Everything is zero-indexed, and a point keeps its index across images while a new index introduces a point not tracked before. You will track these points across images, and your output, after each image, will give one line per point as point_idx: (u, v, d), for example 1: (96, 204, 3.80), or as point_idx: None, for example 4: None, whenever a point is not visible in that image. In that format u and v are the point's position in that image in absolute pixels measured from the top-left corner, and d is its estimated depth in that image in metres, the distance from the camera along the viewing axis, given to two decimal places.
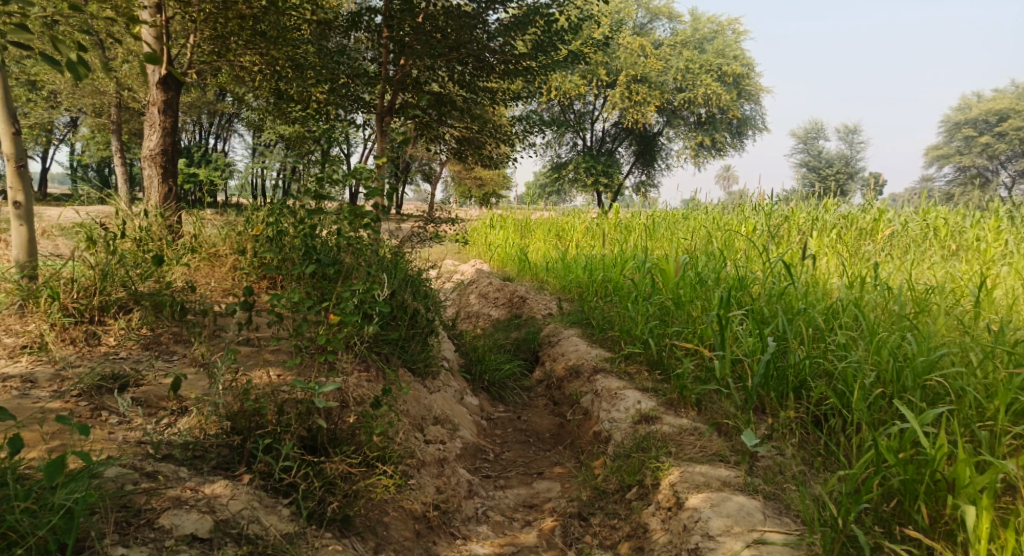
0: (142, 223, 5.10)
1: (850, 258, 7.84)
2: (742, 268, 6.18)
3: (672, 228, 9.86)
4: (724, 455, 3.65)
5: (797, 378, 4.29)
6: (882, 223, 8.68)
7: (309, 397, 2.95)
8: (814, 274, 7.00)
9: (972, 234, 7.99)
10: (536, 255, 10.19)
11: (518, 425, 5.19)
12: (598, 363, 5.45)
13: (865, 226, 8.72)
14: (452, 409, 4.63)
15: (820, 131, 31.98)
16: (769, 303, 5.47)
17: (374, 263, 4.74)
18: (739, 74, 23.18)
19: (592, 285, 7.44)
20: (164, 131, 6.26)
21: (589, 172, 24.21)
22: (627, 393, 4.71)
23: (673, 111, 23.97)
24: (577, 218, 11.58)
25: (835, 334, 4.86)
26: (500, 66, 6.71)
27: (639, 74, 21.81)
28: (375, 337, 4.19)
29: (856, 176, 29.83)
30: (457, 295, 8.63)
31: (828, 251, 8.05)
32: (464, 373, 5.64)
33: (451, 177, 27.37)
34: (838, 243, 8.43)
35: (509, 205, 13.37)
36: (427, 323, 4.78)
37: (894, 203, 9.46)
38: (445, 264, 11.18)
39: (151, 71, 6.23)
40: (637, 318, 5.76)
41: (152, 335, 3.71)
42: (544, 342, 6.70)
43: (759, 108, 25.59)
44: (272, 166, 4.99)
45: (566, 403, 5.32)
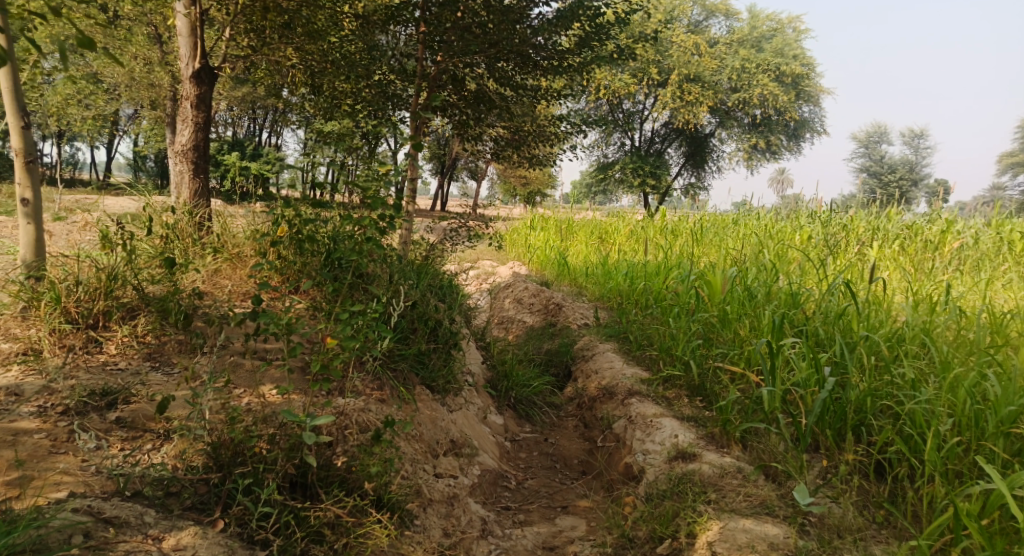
0: (167, 220, 4.93)
1: (915, 273, 7.24)
2: (795, 283, 5.70)
3: (721, 234, 9.34)
4: (770, 507, 3.25)
5: (856, 416, 3.87)
6: (951, 235, 8.03)
7: (302, 429, 2.69)
8: (875, 292, 6.46)
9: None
10: (576, 258, 9.80)
11: (544, 448, 4.85)
12: (634, 384, 5.06)
13: (931, 239, 8.08)
14: (472, 431, 4.33)
15: (883, 136, 30.64)
16: (827, 325, 5.00)
17: (397, 271, 4.46)
18: (798, 74, 22.24)
19: (632, 294, 7.04)
20: (196, 127, 6.07)
21: (637, 173, 23.64)
22: (663, 421, 4.33)
23: (727, 111, 23.18)
24: (621, 220, 11.15)
25: (899, 364, 4.39)
26: (544, 62, 6.34)
27: (692, 73, 21.14)
28: (391, 354, 3.91)
29: (920, 184, 28.47)
30: (492, 299, 8.29)
31: (889, 265, 7.46)
32: (490, 388, 5.31)
33: (496, 174, 27.08)
34: (900, 256, 7.84)
35: (552, 206, 13.00)
36: (451, 336, 4.46)
37: (963, 213, 8.78)
38: (482, 265, 10.85)
39: (185, 64, 5.99)
40: (679, 336, 5.35)
41: (155, 344, 3.48)
42: (578, 355, 6.32)
43: (818, 110, 24.51)
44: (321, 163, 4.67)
45: (597, 427, 4.96)
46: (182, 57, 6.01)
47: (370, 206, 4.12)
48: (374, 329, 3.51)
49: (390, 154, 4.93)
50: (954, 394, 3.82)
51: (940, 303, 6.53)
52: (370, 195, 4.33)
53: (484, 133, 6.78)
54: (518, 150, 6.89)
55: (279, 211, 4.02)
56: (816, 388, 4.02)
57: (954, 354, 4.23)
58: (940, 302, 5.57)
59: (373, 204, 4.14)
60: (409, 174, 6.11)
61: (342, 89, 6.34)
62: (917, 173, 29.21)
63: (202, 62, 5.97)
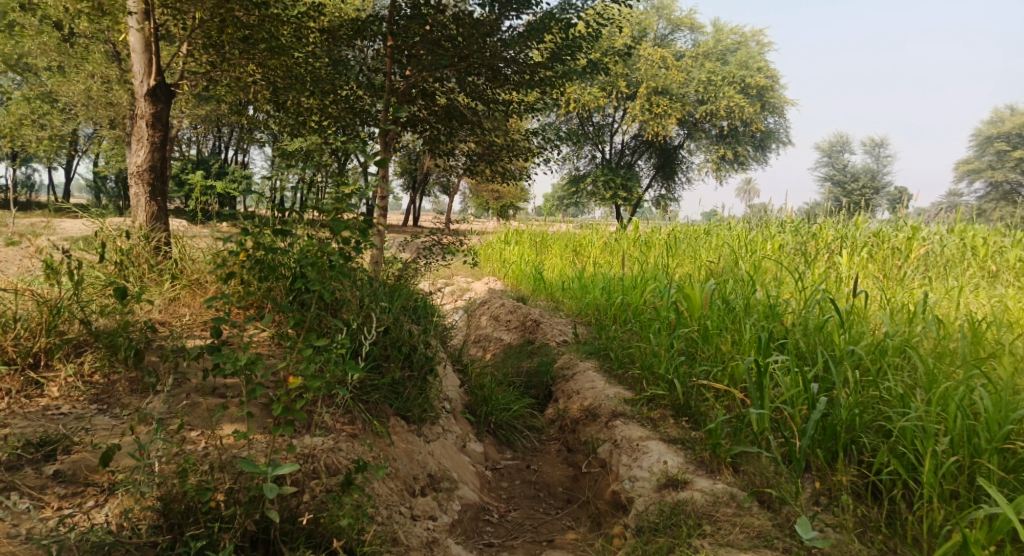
0: (123, 246, 4.65)
1: (887, 281, 7.22)
2: (773, 294, 5.61)
3: (694, 245, 9.25)
4: (769, 539, 3.17)
5: (847, 434, 3.74)
6: (917, 241, 8.06)
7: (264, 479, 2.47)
8: (851, 301, 6.40)
9: (1015, 254, 7.37)
10: (551, 272, 9.64)
11: (527, 476, 4.64)
12: (617, 405, 4.89)
13: (898, 245, 8.09)
14: (451, 462, 4.11)
15: (846, 145, 31.25)
16: (807, 338, 4.90)
17: (368, 294, 4.24)
18: (763, 86, 22.54)
19: (610, 309, 6.89)
20: (151, 146, 5.77)
21: (608, 185, 23.67)
22: (650, 445, 4.16)
23: (694, 123, 23.37)
24: (595, 233, 11.03)
25: (885, 377, 4.29)
26: (515, 76, 6.19)
27: (660, 86, 21.28)
28: (362, 385, 3.69)
29: (884, 190, 29.03)
30: (467, 317, 8.07)
31: (860, 273, 7.43)
32: (469, 413, 5.08)
33: (469, 188, 26.90)
34: (871, 263, 7.83)
35: (525, 219, 12.85)
36: (426, 362, 4.24)
37: (930, 219, 8.85)
38: (456, 282, 10.62)
39: (139, 81, 5.72)
40: (661, 353, 5.20)
41: (104, 383, 3.22)
42: (558, 374, 6.13)
43: (783, 120, 24.86)
44: (288, 182, 4.36)
45: (580, 452, 4.77)
46: (136, 74, 5.73)
47: (334, 230, 3.86)
48: (342, 361, 3.29)
49: (358, 172, 4.71)
50: (943, 409, 3.72)
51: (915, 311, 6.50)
52: (335, 216, 4.09)
53: (455, 148, 6.60)
54: (491, 165, 6.72)
55: (237, 234, 3.77)
56: (805, 407, 3.89)
57: (938, 366, 4.15)
58: (916, 310, 5.53)
59: (337, 226, 3.90)
60: (379, 191, 5.90)
61: (307, 106, 6.11)
62: (880, 180, 29.78)
63: (157, 79, 5.70)
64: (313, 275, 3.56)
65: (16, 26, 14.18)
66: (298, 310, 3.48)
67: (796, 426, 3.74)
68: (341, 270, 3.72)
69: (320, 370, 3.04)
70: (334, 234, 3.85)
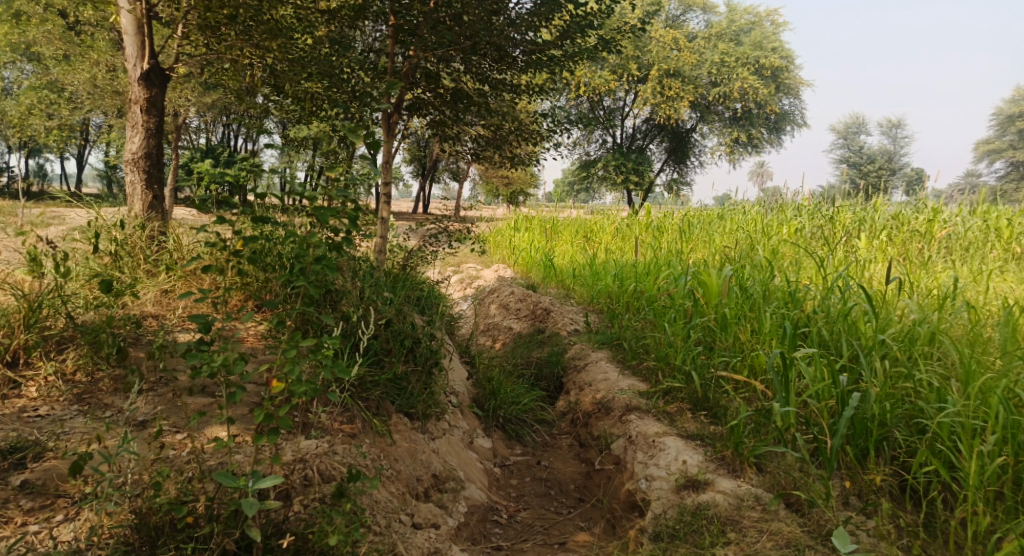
0: (116, 236, 4.46)
1: (910, 264, 6.92)
2: (793, 281, 5.35)
3: (708, 230, 8.96)
4: (799, 548, 2.95)
5: (878, 429, 3.54)
6: (938, 224, 7.72)
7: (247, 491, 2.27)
8: (872, 286, 6.13)
9: None
10: (562, 259, 9.40)
11: (537, 472, 4.43)
12: (631, 398, 4.66)
13: (918, 227, 7.76)
14: (457, 460, 3.91)
15: (862, 126, 30.67)
16: (829, 325, 4.65)
17: (367, 285, 4.03)
18: (778, 66, 22.04)
19: (622, 297, 6.65)
20: (147, 133, 5.56)
21: (619, 169, 23.31)
22: (666, 442, 3.94)
23: (707, 106, 22.91)
24: (607, 218, 10.77)
25: (915, 368, 4.05)
26: (523, 56, 5.90)
27: (672, 68, 20.85)
28: (361, 381, 3.49)
29: (900, 172, 28.45)
30: (476, 305, 7.85)
31: (881, 257, 7.14)
32: (477, 407, 4.87)
33: (478, 174, 26.59)
34: (891, 246, 7.54)
35: (536, 205, 12.59)
36: (430, 355, 4.04)
37: (950, 199, 8.51)
38: (466, 270, 10.40)
39: (132, 65, 5.48)
40: (676, 343, 4.96)
41: (88, 382, 3.03)
42: (569, 365, 5.91)
43: (798, 102, 24.33)
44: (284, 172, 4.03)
45: (593, 447, 4.55)
46: (129, 58, 5.49)
47: (323, 220, 3.64)
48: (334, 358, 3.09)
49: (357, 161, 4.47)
50: (982, 403, 3.48)
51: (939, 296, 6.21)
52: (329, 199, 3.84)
53: (462, 133, 6.36)
54: (498, 150, 6.47)
55: (227, 221, 3.57)
56: (831, 402, 3.66)
57: (973, 355, 3.90)
58: (941, 296, 5.26)
59: (326, 216, 3.67)
60: (382, 177, 5.71)
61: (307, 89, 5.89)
62: (896, 162, 29.17)
63: (151, 63, 5.47)
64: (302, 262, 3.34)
65: (21, 15, 14.07)
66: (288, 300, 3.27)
67: (823, 422, 3.51)
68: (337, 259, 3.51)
69: (316, 368, 2.84)
70: (328, 220, 3.64)
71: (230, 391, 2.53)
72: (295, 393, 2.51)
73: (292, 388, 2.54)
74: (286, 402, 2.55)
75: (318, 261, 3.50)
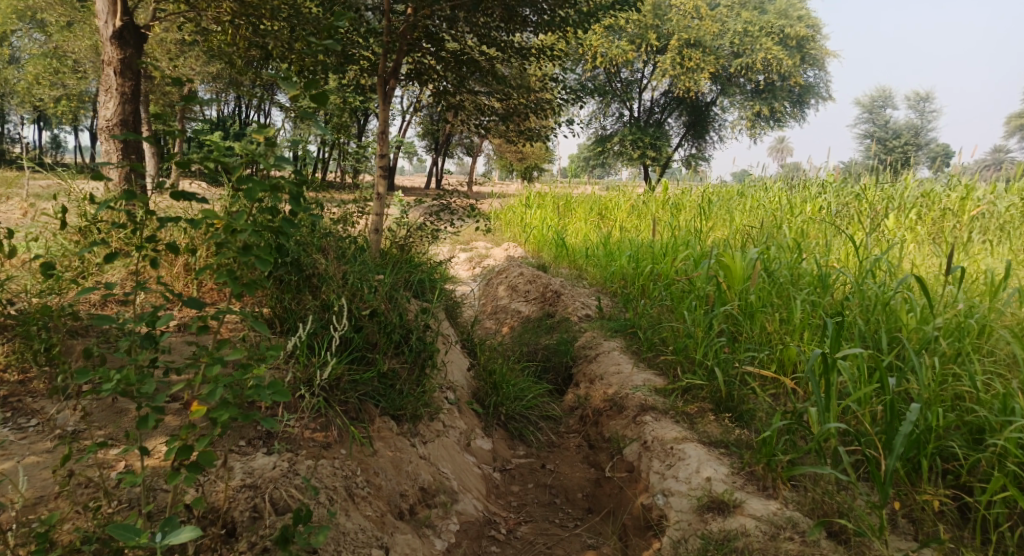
0: (79, 212, 4.02)
1: (946, 244, 6.39)
2: (825, 265, 4.85)
3: (728, 208, 8.42)
4: None
5: (933, 444, 3.07)
6: (972, 202, 7.10)
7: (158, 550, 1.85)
8: (908, 270, 5.61)
9: None
10: (574, 237, 8.90)
11: (541, 477, 4.01)
12: (647, 396, 4.22)
13: (950, 205, 7.16)
14: (451, 468, 3.49)
15: (888, 100, 29.62)
16: (867, 316, 4.16)
17: (351, 271, 3.57)
18: (804, 37, 21.13)
19: (637, 279, 6.18)
20: (121, 98, 5.17)
21: (636, 144, 22.59)
22: (687, 449, 3.50)
23: (728, 78, 22.05)
24: (622, 194, 10.25)
25: (969, 366, 3.58)
26: (535, 18, 5.32)
27: (692, 38, 20.01)
28: (339, 383, 3.05)
29: (927, 147, 27.44)
30: (484, 287, 7.41)
31: (915, 237, 6.61)
32: (477, 403, 4.43)
33: (491, 149, 25.94)
34: (925, 225, 6.99)
35: (549, 180, 12.06)
36: (421, 350, 3.59)
37: (985, 174, 7.88)
38: (475, 249, 9.94)
39: (103, 22, 5.05)
40: (697, 334, 4.49)
41: (20, 386, 2.63)
42: (580, 355, 5.46)
43: (823, 74, 23.40)
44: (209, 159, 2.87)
45: (605, 450, 4.11)
46: (100, 13, 5.05)
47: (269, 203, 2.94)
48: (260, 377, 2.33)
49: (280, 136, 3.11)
50: None
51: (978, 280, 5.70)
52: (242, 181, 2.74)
53: (467, 102, 5.84)
54: (506, 123, 5.95)
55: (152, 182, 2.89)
56: (882, 412, 3.16)
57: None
58: (986, 280, 4.76)
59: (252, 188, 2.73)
60: (379, 150, 5.21)
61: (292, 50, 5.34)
62: (923, 137, 28.17)
63: (123, 20, 5.03)
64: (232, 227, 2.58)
65: None
66: (225, 279, 2.56)
67: (874, 437, 3.02)
68: (283, 222, 2.79)
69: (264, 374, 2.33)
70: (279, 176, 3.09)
71: (148, 410, 2.11)
72: (225, 417, 2.09)
73: (227, 409, 2.10)
74: (221, 425, 2.13)
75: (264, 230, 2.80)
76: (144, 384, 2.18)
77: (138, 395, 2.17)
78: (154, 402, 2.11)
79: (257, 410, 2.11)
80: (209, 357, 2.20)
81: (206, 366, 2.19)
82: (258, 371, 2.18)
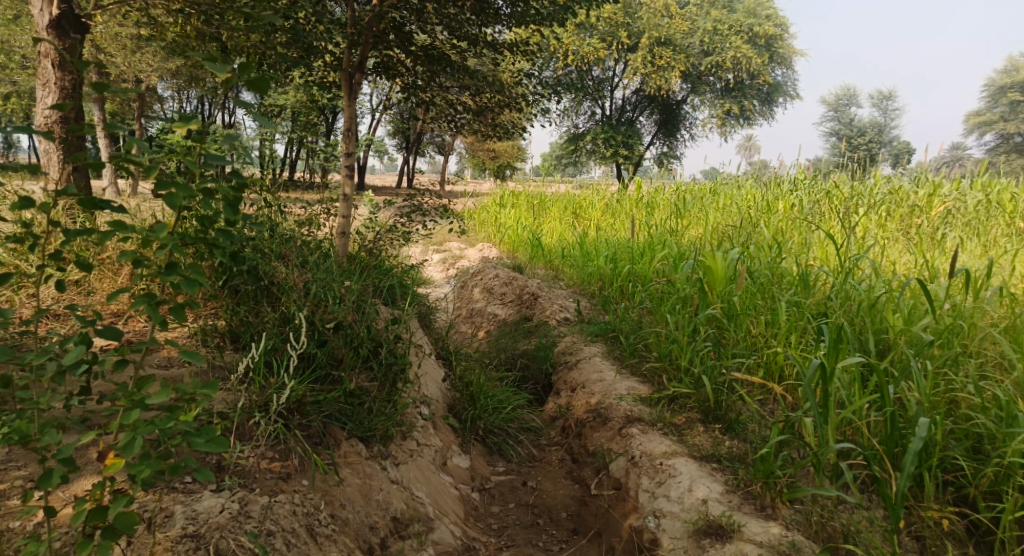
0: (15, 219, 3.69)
1: (923, 238, 6.30)
2: (806, 263, 4.70)
3: (703, 206, 8.28)
4: None
5: (937, 457, 2.91)
6: (940, 198, 7.01)
7: None
8: (886, 265, 5.50)
9: None
10: (549, 237, 8.68)
11: (523, 495, 3.77)
12: (632, 407, 4.01)
13: (917, 202, 7.05)
14: (427, 491, 3.24)
15: (853, 98, 30.01)
16: (852, 317, 4.00)
17: (314, 280, 3.28)
18: (772, 35, 21.25)
19: (615, 279, 5.97)
20: (62, 93, 4.97)
21: (608, 142, 22.51)
22: (677, 465, 3.33)
23: (698, 76, 22.08)
24: (596, 193, 10.07)
25: (963, 369, 3.43)
26: (508, 9, 5.05)
27: (663, 36, 19.97)
28: (300, 406, 2.78)
29: (892, 145, 27.88)
30: (458, 290, 7.15)
31: (890, 232, 6.52)
32: (453, 416, 4.18)
33: (463, 149, 25.64)
34: (898, 219, 6.92)
35: (523, 179, 11.83)
36: (392, 364, 3.32)
37: (952, 170, 7.86)
38: (449, 250, 9.68)
39: (39, 10, 4.83)
40: (680, 339, 4.28)
41: None
42: (559, 361, 5.22)
43: (791, 72, 23.58)
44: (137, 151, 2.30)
45: (589, 465, 3.90)
46: (35, 1, 4.82)
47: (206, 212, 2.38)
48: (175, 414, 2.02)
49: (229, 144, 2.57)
50: None
51: (955, 274, 5.62)
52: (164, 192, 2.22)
53: (439, 98, 5.57)
54: (480, 120, 5.69)
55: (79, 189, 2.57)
56: (884, 424, 2.99)
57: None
58: (967, 275, 4.64)
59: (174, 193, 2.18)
60: (345, 149, 4.92)
61: None
62: (887, 135, 28.61)
63: (61, 9, 4.80)
64: (154, 242, 2.12)
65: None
66: (147, 305, 2.14)
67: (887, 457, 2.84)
68: (218, 235, 2.34)
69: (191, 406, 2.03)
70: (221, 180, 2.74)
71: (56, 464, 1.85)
72: (146, 473, 1.86)
73: (149, 464, 1.86)
74: (144, 478, 1.86)
75: (195, 245, 2.36)
76: (44, 436, 1.90)
77: (42, 446, 1.90)
78: (60, 455, 1.86)
79: (186, 464, 1.87)
80: (128, 400, 1.94)
81: (124, 413, 1.93)
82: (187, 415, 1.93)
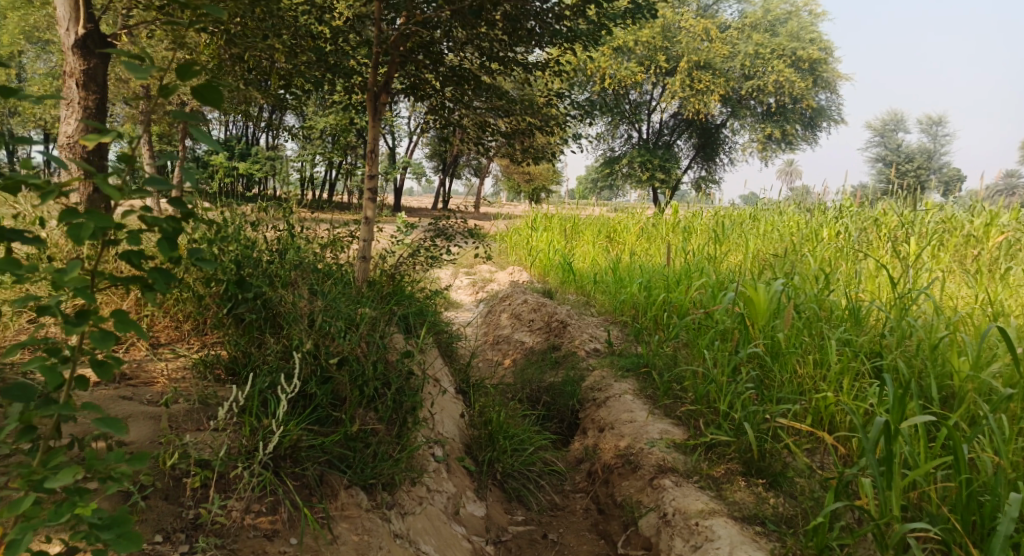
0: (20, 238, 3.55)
1: (983, 270, 5.81)
2: (858, 296, 4.29)
3: (743, 232, 7.87)
4: None
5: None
6: (998, 228, 6.50)
7: None
8: (945, 298, 5.04)
9: None
10: (581, 261, 8.36)
11: (541, 549, 3.44)
12: (665, 454, 3.66)
13: (972, 232, 6.54)
14: (435, 545, 2.93)
15: (900, 122, 29.11)
16: (911, 359, 3.58)
17: (318, 309, 3.02)
18: (816, 59, 20.71)
19: (649, 309, 5.61)
20: (85, 112, 4.91)
21: (645, 166, 22.15)
22: (715, 528, 3.03)
23: (738, 100, 21.63)
24: (632, 217, 9.72)
25: None
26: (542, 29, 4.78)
27: (702, 60, 19.62)
28: (293, 453, 2.54)
29: (940, 170, 26.91)
30: (485, 315, 6.86)
31: (946, 262, 6.04)
32: (470, 457, 3.87)
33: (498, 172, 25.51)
34: (956, 249, 6.42)
35: (558, 201, 11.56)
36: (401, 403, 3.04)
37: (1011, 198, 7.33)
38: (479, 273, 9.43)
39: (65, 30, 4.75)
40: (719, 378, 3.90)
41: None
42: (587, 397, 4.88)
43: (835, 96, 22.97)
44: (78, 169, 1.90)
45: (616, 518, 3.59)
46: (61, 20, 4.75)
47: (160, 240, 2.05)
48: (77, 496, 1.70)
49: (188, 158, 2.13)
50: None
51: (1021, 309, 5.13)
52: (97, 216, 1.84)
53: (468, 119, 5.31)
54: (511, 142, 5.41)
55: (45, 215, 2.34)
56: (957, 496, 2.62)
57: None
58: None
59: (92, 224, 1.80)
60: (366, 169, 4.70)
61: None
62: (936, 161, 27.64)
63: (86, 27, 4.72)
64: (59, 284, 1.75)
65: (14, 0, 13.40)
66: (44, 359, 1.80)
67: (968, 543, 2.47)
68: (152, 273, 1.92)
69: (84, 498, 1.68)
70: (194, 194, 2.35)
71: None
72: None
73: None
74: None
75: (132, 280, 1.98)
76: None
77: None
78: None
79: None
80: (26, 482, 1.69)
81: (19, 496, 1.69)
82: (88, 507, 1.65)
